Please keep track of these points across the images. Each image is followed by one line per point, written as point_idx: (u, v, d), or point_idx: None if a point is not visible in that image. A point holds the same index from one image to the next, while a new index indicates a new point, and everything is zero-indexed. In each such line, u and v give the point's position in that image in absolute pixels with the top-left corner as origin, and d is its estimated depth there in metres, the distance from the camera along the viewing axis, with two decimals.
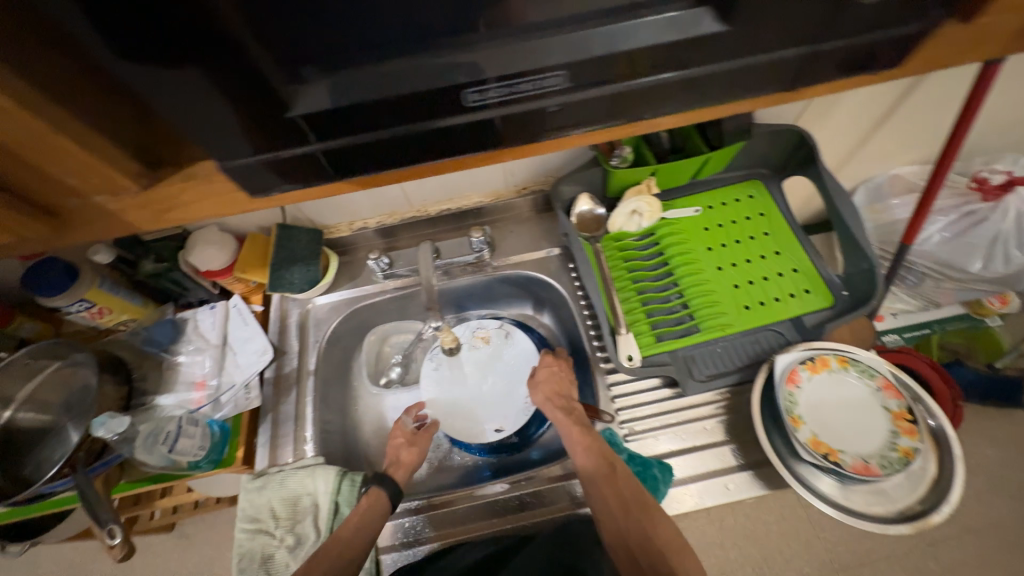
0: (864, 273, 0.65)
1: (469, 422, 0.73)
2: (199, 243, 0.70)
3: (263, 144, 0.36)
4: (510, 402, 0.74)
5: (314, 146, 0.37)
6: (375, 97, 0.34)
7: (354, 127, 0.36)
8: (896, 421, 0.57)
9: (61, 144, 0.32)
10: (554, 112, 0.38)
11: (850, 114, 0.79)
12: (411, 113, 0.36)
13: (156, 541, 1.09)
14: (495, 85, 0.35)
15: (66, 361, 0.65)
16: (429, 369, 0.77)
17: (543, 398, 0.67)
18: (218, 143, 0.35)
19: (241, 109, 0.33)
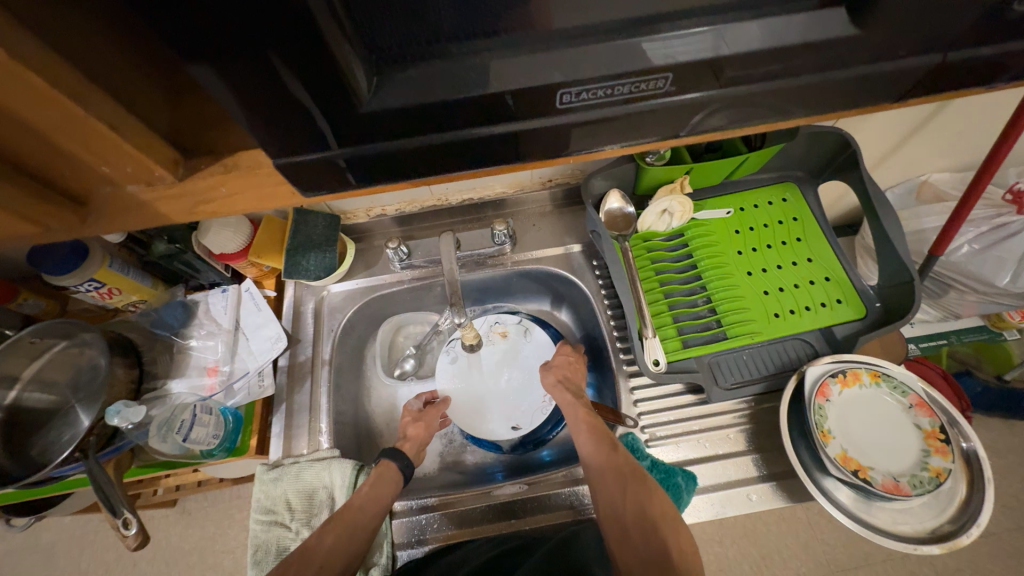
0: (901, 287, 0.63)
1: (486, 418, 0.71)
2: (214, 224, 0.66)
3: (318, 144, 0.31)
4: (529, 400, 0.72)
5: (369, 147, 0.32)
6: (452, 96, 0.30)
7: (419, 129, 0.32)
8: (928, 439, 0.56)
9: (96, 130, 0.28)
10: (642, 118, 0.34)
11: (895, 119, 0.75)
12: (488, 116, 0.32)
13: (159, 516, 1.09)
14: (597, 85, 0.30)
15: (73, 341, 0.63)
16: (445, 362, 0.75)
17: (553, 382, 0.67)
18: (271, 138, 0.30)
19: (297, 104, 0.28)
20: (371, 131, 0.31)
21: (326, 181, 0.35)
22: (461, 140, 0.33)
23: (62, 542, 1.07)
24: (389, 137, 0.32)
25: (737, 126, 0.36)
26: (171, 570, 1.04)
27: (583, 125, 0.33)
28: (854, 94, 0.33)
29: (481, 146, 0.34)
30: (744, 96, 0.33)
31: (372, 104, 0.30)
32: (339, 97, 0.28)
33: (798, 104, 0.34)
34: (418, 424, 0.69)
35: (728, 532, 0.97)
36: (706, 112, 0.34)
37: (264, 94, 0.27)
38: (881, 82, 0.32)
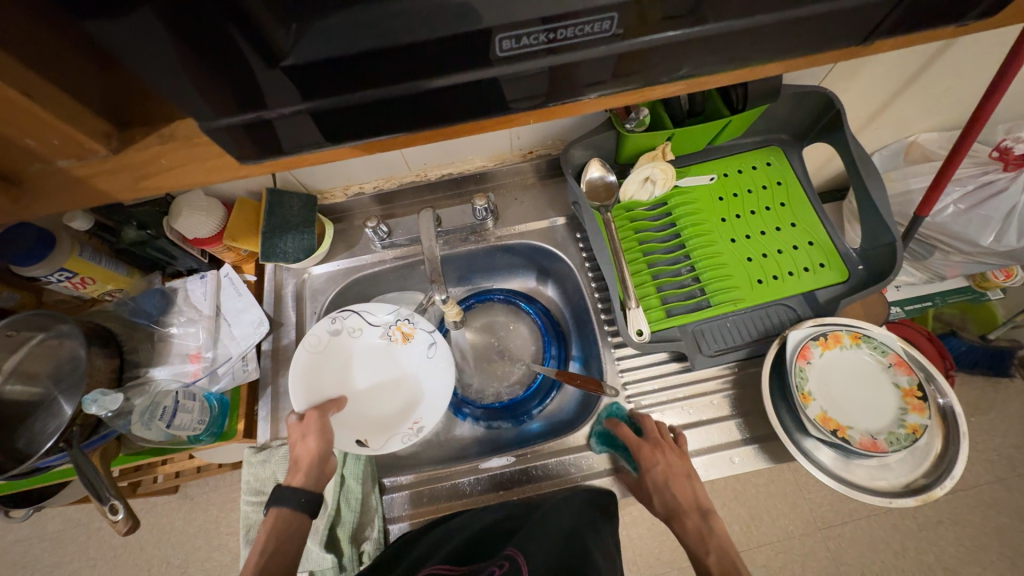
0: (883, 248, 0.63)
1: (345, 427, 0.63)
2: (184, 208, 0.64)
3: (242, 104, 0.30)
4: (396, 423, 0.65)
5: (307, 104, 0.31)
6: (381, 46, 0.28)
7: (358, 84, 0.30)
8: (906, 398, 0.57)
9: (11, 100, 0.28)
10: (591, 64, 0.32)
11: (880, 76, 0.72)
12: (426, 66, 0.30)
13: (161, 501, 1.10)
14: (535, 29, 0.29)
15: (50, 333, 0.61)
16: (325, 330, 0.67)
17: (666, 491, 0.57)
18: (192, 97, 0.28)
19: (223, 69, 0.27)
20: (302, 84, 0.29)
21: (270, 142, 0.33)
22: (407, 89, 0.31)
23: (67, 530, 1.08)
24: (330, 90, 0.30)
25: (696, 74, 0.35)
26: (177, 553, 1.06)
27: (537, 73, 0.32)
28: (814, 30, 0.33)
29: (429, 98, 0.33)
30: (700, 37, 0.32)
31: (297, 53, 0.28)
32: (258, 46, 0.26)
33: (756, 44, 0.33)
34: (310, 440, 0.57)
35: (719, 495, 1.00)
36: (665, 60, 0.33)
37: (186, 53, 0.25)
38: (839, 17, 0.32)
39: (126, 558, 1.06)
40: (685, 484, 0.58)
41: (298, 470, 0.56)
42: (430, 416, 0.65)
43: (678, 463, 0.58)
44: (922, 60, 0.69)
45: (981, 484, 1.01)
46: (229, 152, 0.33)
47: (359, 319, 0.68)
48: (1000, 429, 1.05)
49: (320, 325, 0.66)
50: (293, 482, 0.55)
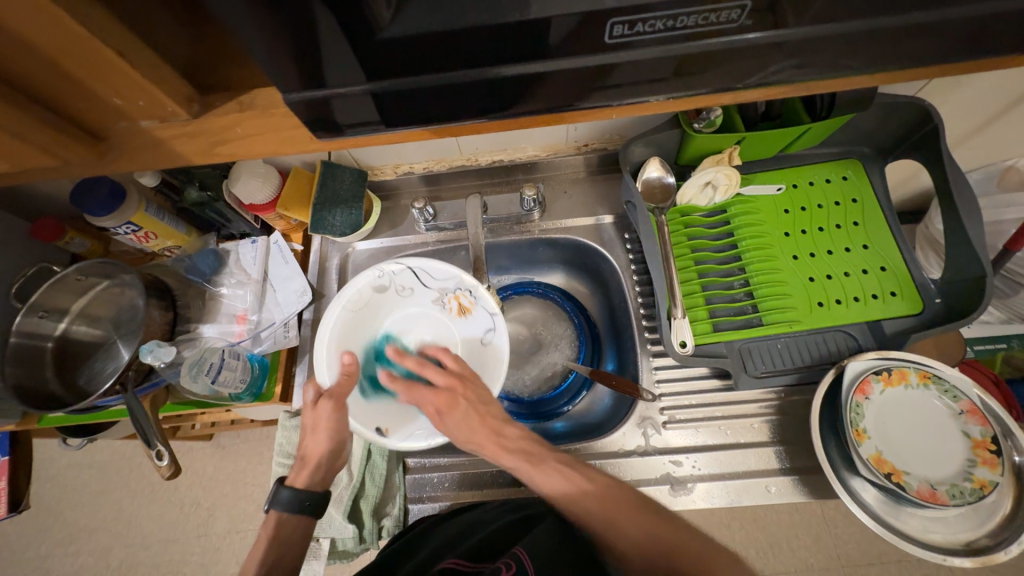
0: (968, 283, 0.57)
1: (366, 411, 0.59)
2: (244, 173, 0.66)
3: (316, 80, 0.29)
4: (428, 418, 0.60)
5: (393, 81, 0.30)
6: (482, 22, 0.27)
7: (437, 65, 0.29)
8: (975, 449, 0.52)
9: (103, 55, 0.28)
10: (692, 58, 0.30)
11: (989, 92, 0.65)
12: (518, 51, 0.29)
13: (196, 447, 1.17)
14: (653, 15, 0.27)
15: (114, 281, 0.64)
16: (368, 283, 0.65)
17: (465, 428, 0.55)
18: (283, 64, 0.28)
19: (320, 38, 0.26)
20: (381, 63, 0.28)
21: (342, 120, 0.32)
22: (499, 74, 0.30)
23: (113, 461, 1.17)
24: (420, 69, 0.29)
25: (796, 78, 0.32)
26: (206, 496, 1.13)
27: (634, 64, 0.30)
28: (942, 37, 0.29)
29: (517, 85, 0.31)
30: (819, 36, 0.29)
31: (393, 28, 0.26)
32: (353, 17, 0.25)
33: (873, 49, 0.30)
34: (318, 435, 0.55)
35: (737, 517, 0.96)
36: (768, 60, 0.31)
37: (289, 20, 0.25)
38: (984, 22, 0.28)
39: (161, 494, 1.14)
40: (484, 420, 0.55)
41: (306, 466, 0.55)
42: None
43: (477, 394, 0.56)
44: None
45: None
46: (308, 127, 0.33)
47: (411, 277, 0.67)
48: None
49: (364, 279, 0.65)
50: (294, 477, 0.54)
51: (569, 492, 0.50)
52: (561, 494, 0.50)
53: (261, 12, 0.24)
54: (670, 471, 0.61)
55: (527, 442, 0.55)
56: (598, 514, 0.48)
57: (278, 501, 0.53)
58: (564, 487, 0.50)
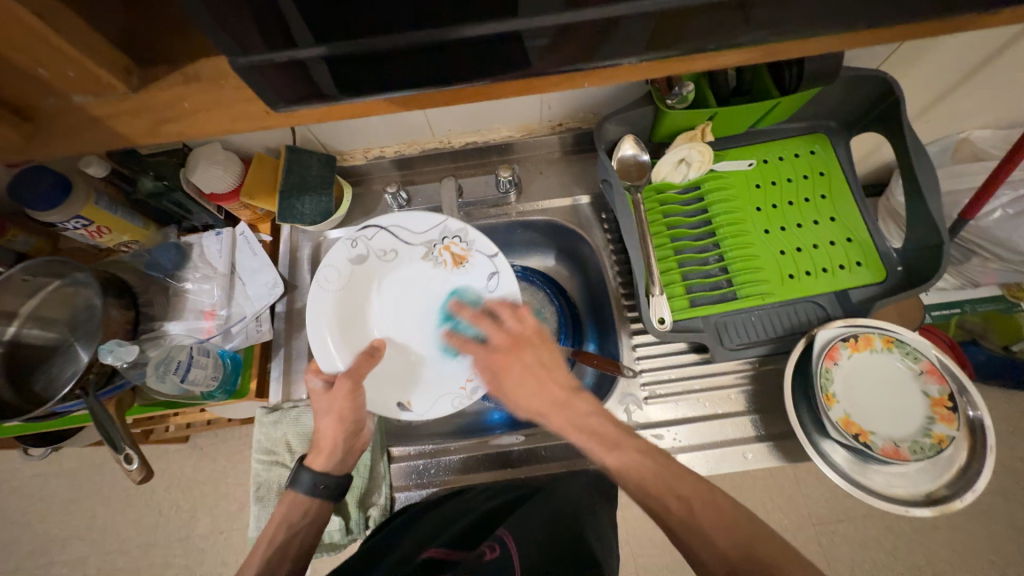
0: (928, 250, 0.59)
1: (384, 386, 0.60)
2: (202, 160, 0.63)
3: (272, 43, 0.27)
4: (448, 383, 0.61)
5: (355, 45, 0.28)
6: None
7: (393, 28, 0.27)
8: (934, 407, 0.55)
9: (21, 20, 0.25)
10: (670, 20, 0.29)
11: (945, 65, 0.67)
12: (481, 10, 0.27)
13: (171, 450, 1.13)
14: None
15: (66, 280, 0.60)
16: (344, 257, 0.64)
17: (518, 386, 0.56)
18: (226, 23, 0.25)
19: None
20: (339, 28, 0.27)
21: (301, 90, 0.30)
22: (464, 36, 0.28)
23: (82, 469, 1.12)
24: (380, 31, 0.27)
25: (764, 45, 0.32)
26: (186, 498, 1.10)
27: (601, 27, 0.29)
28: None
29: (485, 48, 0.29)
30: None
31: None
32: None
33: (837, 12, 0.30)
34: (329, 419, 0.57)
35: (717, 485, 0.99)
36: (739, 21, 0.30)
37: None
38: None
39: (137, 499, 1.10)
40: (545, 385, 0.55)
41: (320, 452, 0.57)
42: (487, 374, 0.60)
43: (538, 358, 0.57)
44: (991, 49, 0.64)
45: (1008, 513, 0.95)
46: (262, 99, 0.31)
47: (389, 238, 0.65)
48: None
49: (338, 254, 0.63)
50: (313, 463, 0.57)
51: (644, 478, 0.47)
52: (639, 481, 0.47)
53: None
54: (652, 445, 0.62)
55: (594, 419, 0.53)
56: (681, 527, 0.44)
57: (297, 484, 0.56)
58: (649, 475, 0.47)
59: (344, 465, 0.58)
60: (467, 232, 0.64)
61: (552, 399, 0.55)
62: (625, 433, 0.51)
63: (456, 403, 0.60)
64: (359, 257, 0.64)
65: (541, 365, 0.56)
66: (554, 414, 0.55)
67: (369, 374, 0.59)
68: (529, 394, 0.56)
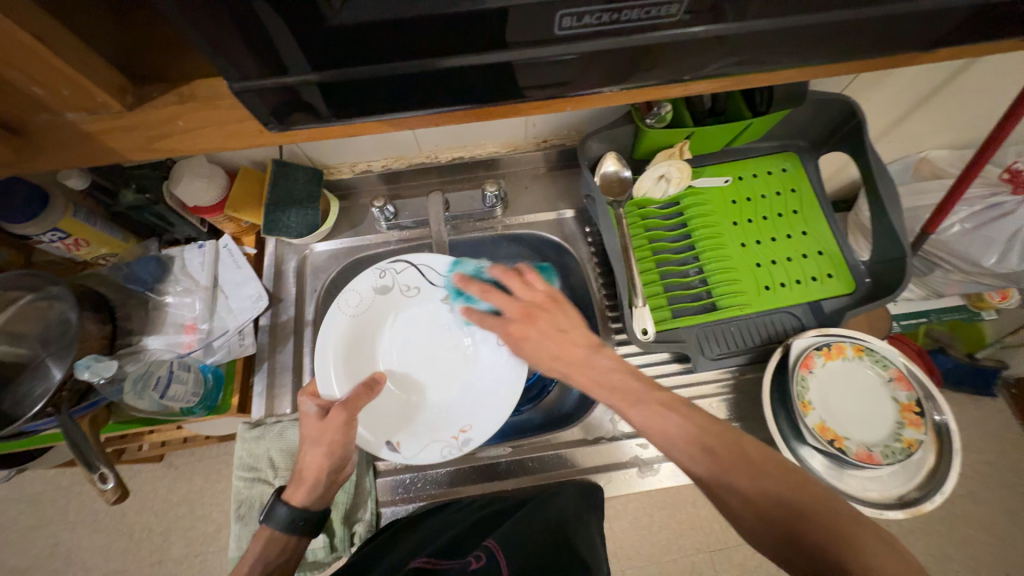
0: (892, 262, 0.63)
1: (378, 422, 0.60)
2: (186, 174, 0.62)
3: (267, 68, 0.28)
4: (441, 430, 0.60)
5: (345, 72, 0.29)
6: (435, 12, 0.27)
7: (383, 56, 0.29)
8: (903, 412, 0.57)
9: (19, 41, 0.25)
10: (645, 52, 0.31)
11: (903, 90, 0.71)
12: (468, 42, 0.29)
13: (145, 470, 1.09)
14: (598, 8, 0.28)
15: (41, 294, 0.58)
16: (369, 285, 0.66)
17: (541, 348, 0.57)
18: (226, 51, 0.26)
19: (271, 24, 0.26)
20: (332, 56, 0.28)
21: (295, 114, 0.31)
22: (451, 64, 0.30)
23: (47, 493, 1.07)
24: (371, 57, 0.29)
25: (734, 73, 0.35)
26: (159, 520, 1.05)
27: (581, 57, 0.31)
28: (861, 35, 0.32)
29: (472, 77, 0.31)
30: (751, 34, 0.31)
31: (345, 17, 0.26)
32: (302, 6, 0.25)
33: (802, 48, 0.33)
34: (317, 451, 0.54)
35: None
36: (711, 54, 0.32)
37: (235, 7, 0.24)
38: (896, 24, 0.31)
39: (106, 523, 1.05)
40: (564, 345, 0.56)
41: (302, 485, 0.54)
42: (479, 429, 0.60)
43: (552, 322, 0.58)
44: (941, 77, 0.69)
45: (981, 517, 0.98)
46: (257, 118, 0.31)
47: (415, 275, 0.67)
48: (999, 450, 1.03)
49: (364, 280, 0.66)
50: (293, 498, 0.54)
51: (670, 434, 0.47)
52: (666, 434, 0.47)
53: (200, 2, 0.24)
54: (637, 454, 0.63)
55: (614, 376, 0.52)
56: (717, 474, 0.43)
57: (274, 518, 0.53)
58: (675, 429, 0.47)
59: (324, 499, 0.55)
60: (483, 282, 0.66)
61: (573, 355, 0.55)
62: (648, 388, 0.51)
63: (445, 452, 0.59)
64: (381, 290, 0.66)
65: (558, 329, 0.57)
66: (578, 374, 0.55)
67: (364, 407, 0.59)
68: (554, 352, 0.56)
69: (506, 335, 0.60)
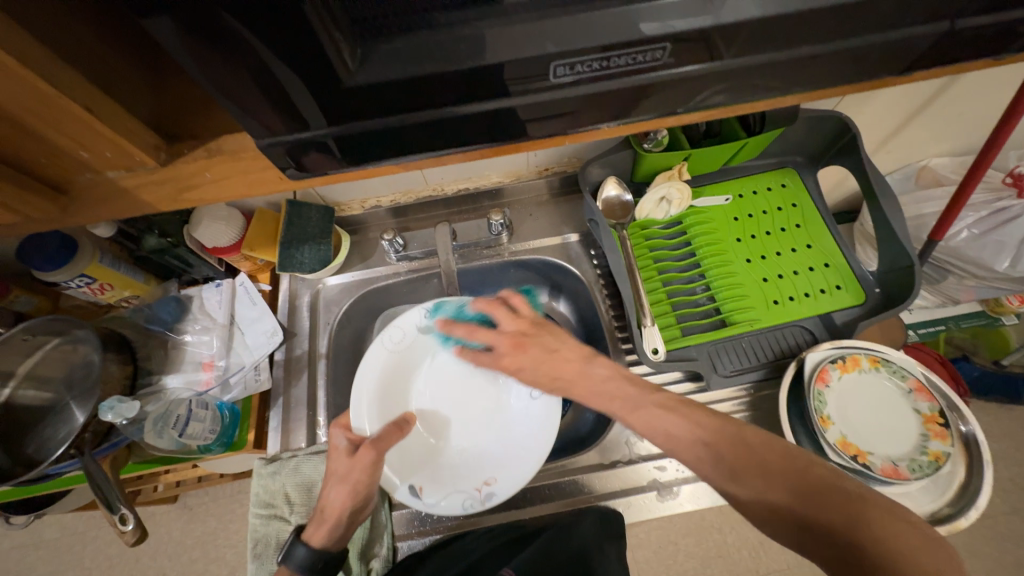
0: (900, 271, 0.62)
1: (403, 463, 0.60)
2: (205, 218, 0.65)
3: (287, 124, 0.30)
4: (466, 480, 0.59)
5: (359, 125, 0.31)
6: (441, 68, 0.29)
7: (392, 109, 0.31)
8: (927, 424, 0.56)
9: (70, 112, 0.28)
10: (637, 90, 0.33)
11: (894, 104, 0.73)
12: (470, 92, 0.31)
13: (159, 511, 1.08)
14: (590, 57, 0.30)
15: (66, 338, 0.60)
16: (413, 324, 0.67)
17: (539, 372, 0.59)
18: (254, 112, 0.29)
19: (290, 88, 0.28)
20: (345, 111, 0.30)
21: (314, 162, 0.34)
22: (455, 112, 0.32)
23: (63, 539, 1.06)
24: (381, 110, 0.31)
25: (723, 103, 0.36)
26: (173, 564, 1.04)
27: (577, 98, 0.33)
28: (844, 62, 0.33)
29: (475, 121, 0.33)
30: (737, 68, 0.33)
31: (358, 77, 0.28)
32: (320, 69, 0.27)
33: (788, 76, 0.34)
34: (341, 488, 0.54)
35: None
36: (700, 88, 0.34)
37: (258, 74, 0.27)
38: (875, 52, 0.33)
39: (121, 568, 1.04)
40: (559, 365, 0.58)
41: (323, 524, 0.54)
42: (503, 483, 0.58)
43: (545, 343, 0.60)
44: (929, 91, 0.71)
45: None
46: (277, 167, 0.34)
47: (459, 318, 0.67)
48: None
49: (410, 319, 0.67)
50: (312, 538, 0.54)
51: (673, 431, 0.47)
52: (668, 436, 0.48)
53: (233, 72, 0.26)
54: (656, 477, 0.62)
55: (611, 385, 0.54)
56: (732, 478, 0.43)
57: (294, 559, 0.53)
58: (677, 431, 0.47)
59: (344, 538, 0.55)
60: None
61: (571, 366, 0.58)
62: (646, 392, 0.52)
63: (467, 505, 0.58)
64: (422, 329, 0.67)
65: (551, 350, 0.59)
66: (577, 388, 0.57)
67: (393, 445, 0.59)
68: (552, 371, 0.59)
69: (502, 365, 0.61)
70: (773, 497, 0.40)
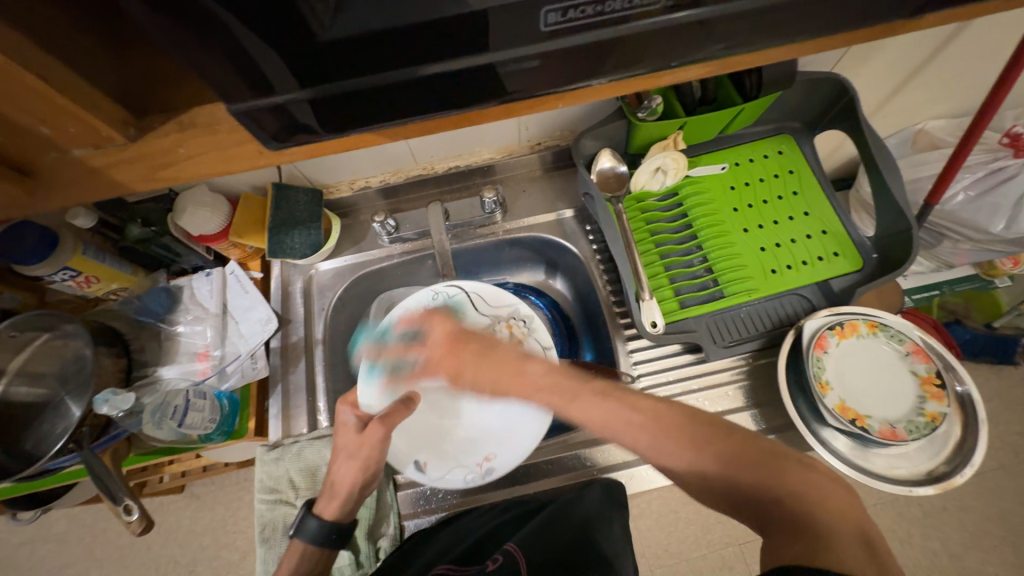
0: (898, 234, 0.62)
1: (408, 440, 0.59)
2: (189, 204, 0.63)
3: (259, 88, 0.29)
4: (466, 456, 0.60)
5: (336, 86, 0.30)
6: (421, 18, 0.27)
7: (372, 68, 0.29)
8: (924, 386, 0.57)
9: (24, 83, 0.27)
10: (631, 41, 0.31)
11: (893, 63, 0.71)
12: (455, 47, 0.29)
13: (167, 502, 1.09)
14: (583, 2, 0.28)
15: (55, 333, 0.59)
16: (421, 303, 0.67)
17: (479, 377, 0.59)
18: (220, 79, 0.27)
19: (261, 46, 0.26)
20: (322, 70, 0.29)
21: (296, 131, 0.32)
22: (440, 70, 0.30)
23: (73, 531, 1.07)
24: (360, 68, 0.29)
25: (720, 57, 0.35)
26: (184, 551, 1.05)
27: (569, 52, 0.31)
28: (845, 7, 0.32)
29: (461, 80, 0.31)
30: (736, 15, 0.31)
31: (333, 30, 0.27)
32: (292, 24, 0.26)
33: (788, 24, 0.33)
34: (351, 464, 0.54)
35: None
36: (695, 41, 0.32)
37: (224, 32, 0.25)
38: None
39: (133, 557, 1.06)
40: (494, 364, 0.58)
41: (333, 499, 0.55)
42: (502, 460, 0.59)
43: (473, 347, 0.60)
44: (929, 48, 0.69)
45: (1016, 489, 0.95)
46: (255, 138, 0.32)
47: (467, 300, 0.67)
48: None
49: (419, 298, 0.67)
50: (324, 511, 0.54)
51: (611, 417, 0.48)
52: (606, 422, 0.48)
53: (193, 30, 0.24)
54: None
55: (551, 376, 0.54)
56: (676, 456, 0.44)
57: (305, 530, 0.54)
58: (613, 414, 0.48)
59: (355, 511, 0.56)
60: (533, 319, 0.66)
61: (500, 368, 0.57)
62: (581, 382, 0.52)
63: (467, 479, 0.58)
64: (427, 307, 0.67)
65: (481, 350, 0.59)
66: (515, 385, 0.57)
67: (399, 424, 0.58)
68: (489, 368, 0.58)
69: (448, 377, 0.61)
70: (706, 464, 0.43)
